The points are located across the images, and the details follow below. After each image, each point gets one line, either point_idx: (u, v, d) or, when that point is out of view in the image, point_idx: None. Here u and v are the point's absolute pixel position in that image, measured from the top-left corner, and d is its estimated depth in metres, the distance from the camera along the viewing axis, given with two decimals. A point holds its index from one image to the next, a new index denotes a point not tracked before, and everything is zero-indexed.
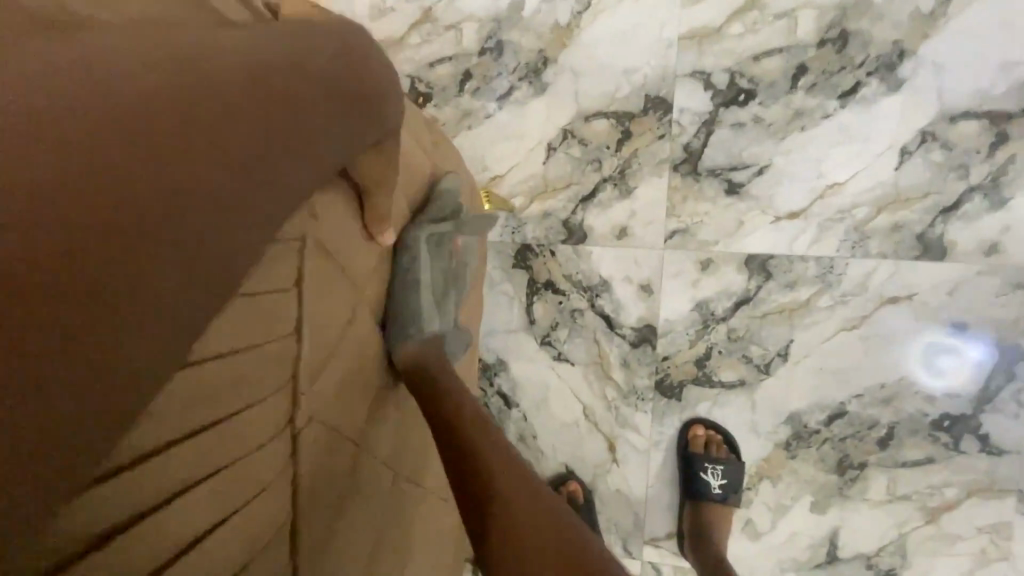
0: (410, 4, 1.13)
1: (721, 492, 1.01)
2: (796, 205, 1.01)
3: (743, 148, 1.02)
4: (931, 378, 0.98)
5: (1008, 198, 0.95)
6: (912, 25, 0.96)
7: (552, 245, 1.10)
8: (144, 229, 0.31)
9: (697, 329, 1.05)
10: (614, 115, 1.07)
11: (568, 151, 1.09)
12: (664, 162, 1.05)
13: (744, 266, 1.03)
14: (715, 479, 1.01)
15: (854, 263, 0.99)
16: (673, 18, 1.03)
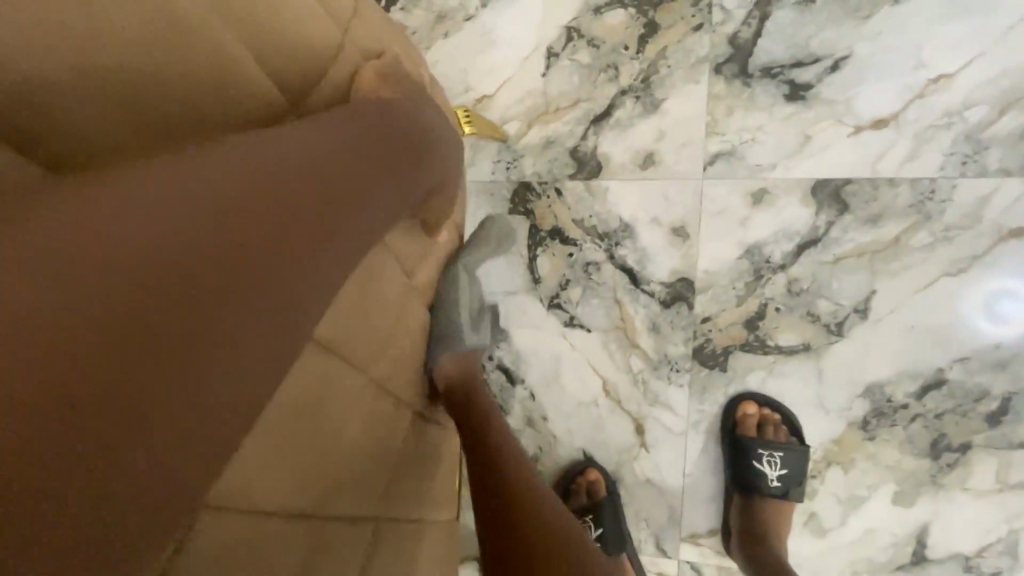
0: None
1: (779, 484, 0.81)
2: (884, 110, 0.75)
3: (813, 34, 0.75)
4: (980, 322, 0.76)
5: None
6: None
7: (558, 183, 0.86)
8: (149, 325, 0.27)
9: (747, 281, 0.82)
10: (634, 3, 0.81)
11: (573, 57, 0.84)
12: (703, 62, 0.79)
13: (811, 197, 0.78)
14: (772, 467, 0.81)
15: (963, 184, 0.74)
16: None
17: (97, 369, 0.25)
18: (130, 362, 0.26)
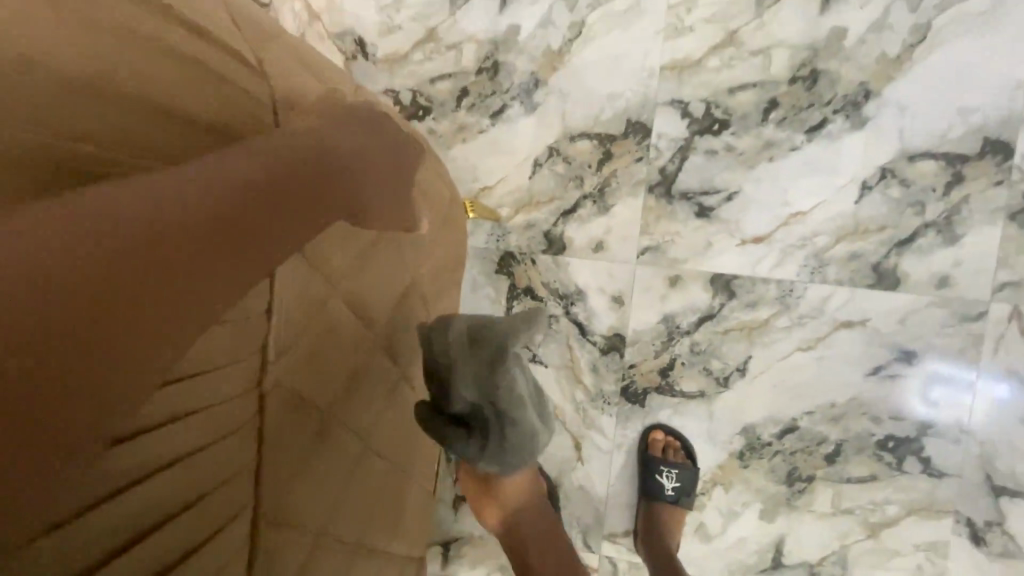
0: (416, 23, 1.23)
1: (675, 494, 1.09)
2: (761, 230, 1.08)
3: (716, 174, 1.09)
4: (924, 408, 1.03)
5: (961, 236, 1.00)
6: (878, 69, 1.02)
7: (533, 255, 1.18)
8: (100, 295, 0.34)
9: (662, 341, 1.12)
10: (597, 136, 1.14)
11: (552, 168, 1.17)
12: (641, 183, 1.12)
13: (710, 284, 1.10)
14: (670, 480, 1.08)
15: (812, 287, 1.06)
16: (656, 49, 1.11)
17: (69, 272, 0.33)
18: (92, 286, 0.34)
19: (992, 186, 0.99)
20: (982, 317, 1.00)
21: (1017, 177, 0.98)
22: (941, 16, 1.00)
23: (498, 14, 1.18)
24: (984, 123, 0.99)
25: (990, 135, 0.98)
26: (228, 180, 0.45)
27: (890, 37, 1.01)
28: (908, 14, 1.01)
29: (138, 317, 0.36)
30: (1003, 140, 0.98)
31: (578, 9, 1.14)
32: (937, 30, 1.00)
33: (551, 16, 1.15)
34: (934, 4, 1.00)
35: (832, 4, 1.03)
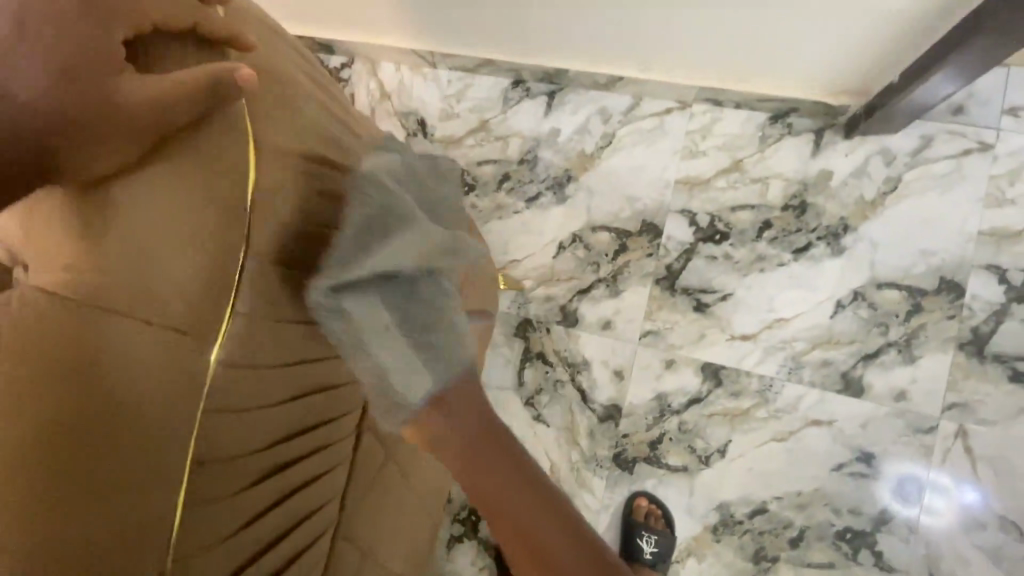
0: (472, 114, 1.44)
1: (652, 557, 1.20)
2: (748, 329, 1.24)
3: (714, 276, 1.27)
4: (877, 487, 1.16)
5: (918, 357, 1.16)
6: (856, 207, 1.22)
7: (549, 324, 1.33)
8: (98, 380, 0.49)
9: (654, 416, 1.26)
10: (615, 230, 1.33)
11: (574, 251, 1.34)
12: (649, 275, 1.30)
13: (701, 371, 1.25)
14: (648, 543, 1.19)
15: (789, 385, 1.21)
16: (673, 165, 1.31)
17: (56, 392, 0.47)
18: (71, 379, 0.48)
19: (945, 319, 1.16)
20: (933, 430, 1.15)
21: (967, 313, 1.15)
22: (911, 172, 1.20)
23: (543, 117, 1.39)
24: (942, 265, 1.17)
25: (946, 275, 1.16)
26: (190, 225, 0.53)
27: (868, 183, 1.21)
28: (884, 166, 1.21)
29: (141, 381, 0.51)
30: (957, 281, 1.16)
31: (611, 123, 1.35)
32: (907, 183, 1.20)
33: (588, 125, 1.36)
34: (905, 161, 1.20)
35: (822, 149, 1.24)
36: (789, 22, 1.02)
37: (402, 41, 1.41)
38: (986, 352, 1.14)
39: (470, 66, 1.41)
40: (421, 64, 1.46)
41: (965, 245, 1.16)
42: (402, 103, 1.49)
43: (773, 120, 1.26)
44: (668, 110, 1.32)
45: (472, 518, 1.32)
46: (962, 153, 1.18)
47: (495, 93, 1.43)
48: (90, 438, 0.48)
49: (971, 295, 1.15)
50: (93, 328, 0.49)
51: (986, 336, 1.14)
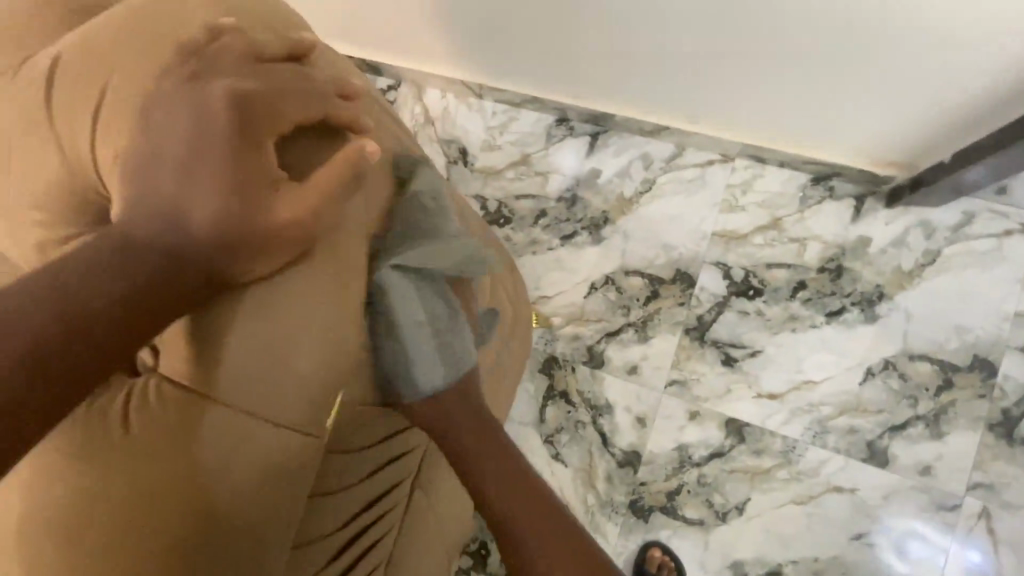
0: (514, 147, 1.45)
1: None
2: (776, 388, 1.24)
3: (745, 332, 1.27)
4: (896, 560, 1.15)
5: (945, 433, 1.16)
6: (892, 276, 1.22)
7: (574, 364, 1.33)
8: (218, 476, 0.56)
9: (674, 466, 1.25)
10: (649, 276, 1.33)
11: (605, 293, 1.35)
12: (679, 324, 1.30)
13: (724, 426, 1.25)
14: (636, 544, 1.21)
15: (812, 449, 1.21)
16: (711, 217, 1.32)
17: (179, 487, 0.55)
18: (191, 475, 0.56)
19: (976, 397, 1.16)
20: (956, 508, 1.14)
21: (998, 393, 1.15)
22: (950, 247, 1.20)
23: (584, 156, 1.40)
24: (976, 343, 1.17)
25: (979, 353, 1.17)
26: (293, 324, 0.58)
27: (906, 254, 1.22)
28: (924, 238, 1.21)
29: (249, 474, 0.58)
30: (990, 360, 1.16)
31: (652, 169, 1.36)
32: (946, 257, 1.20)
33: (629, 169, 1.37)
34: (945, 236, 1.20)
35: (863, 216, 1.25)
36: (856, 92, 1.03)
37: (452, 71, 1.42)
38: (1015, 435, 1.14)
39: (516, 101, 1.43)
40: (467, 94, 1.47)
41: (1000, 325, 1.17)
42: (444, 130, 1.50)
43: (815, 182, 1.27)
44: (711, 162, 1.33)
45: (481, 552, 1.31)
46: (1003, 233, 1.18)
47: (538, 128, 1.44)
48: (206, 535, 0.56)
49: (1003, 376, 1.15)
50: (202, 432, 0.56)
51: (1016, 419, 1.14)
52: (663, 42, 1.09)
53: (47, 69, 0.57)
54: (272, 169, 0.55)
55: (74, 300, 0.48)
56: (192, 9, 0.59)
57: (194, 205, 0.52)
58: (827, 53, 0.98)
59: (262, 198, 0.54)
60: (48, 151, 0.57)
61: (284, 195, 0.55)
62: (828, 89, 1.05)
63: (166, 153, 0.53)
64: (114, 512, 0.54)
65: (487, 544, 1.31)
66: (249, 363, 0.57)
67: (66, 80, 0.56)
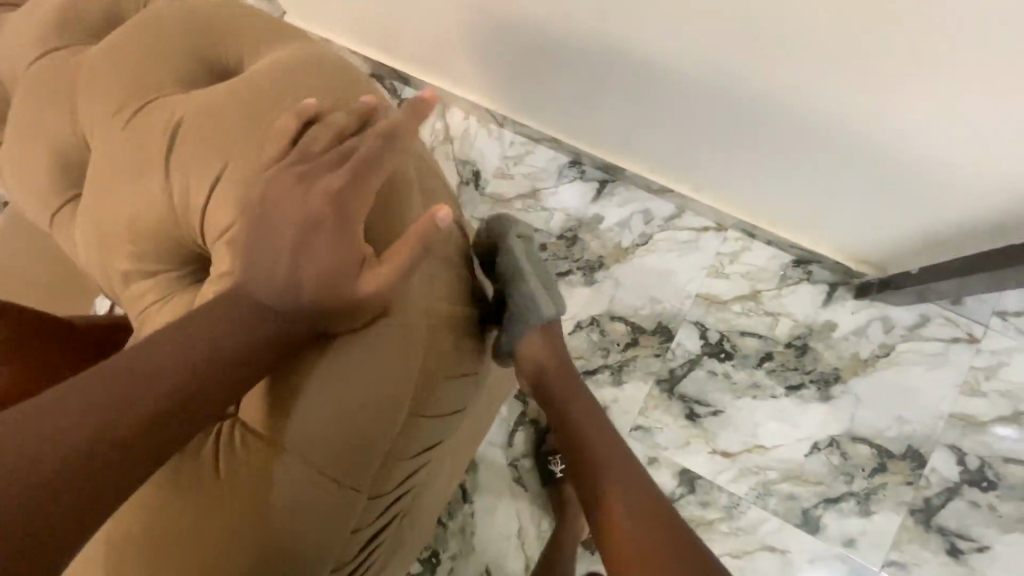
0: (526, 179, 1.51)
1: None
2: (730, 448, 1.33)
3: (710, 390, 1.36)
4: None
5: (873, 511, 1.27)
6: (850, 362, 1.33)
7: None
8: (294, 517, 0.64)
9: None
10: (631, 323, 1.41)
11: (589, 333, 1.42)
12: (652, 373, 1.39)
13: (678, 475, 1.34)
14: (557, 464, 1.35)
15: (754, 508, 1.31)
16: (698, 279, 1.41)
17: (260, 525, 0.63)
18: (273, 514, 0.63)
19: (904, 483, 1.28)
20: None
21: (923, 483, 1.27)
22: (904, 344, 1.32)
23: (590, 200, 1.48)
24: (912, 434, 1.29)
25: (913, 444, 1.29)
26: (371, 392, 0.64)
27: (865, 343, 1.33)
28: (883, 332, 1.33)
29: (321, 517, 0.65)
30: (921, 451, 1.28)
31: (651, 225, 1.44)
32: (899, 352, 1.32)
33: (630, 221, 1.45)
34: (902, 333, 1.32)
35: (833, 301, 1.35)
36: (846, 201, 1.15)
37: (480, 98, 1.48)
38: (932, 523, 1.26)
39: (535, 136, 1.49)
40: (489, 120, 1.52)
41: (935, 422, 1.29)
42: (460, 150, 1.55)
43: (796, 264, 1.38)
44: (705, 228, 1.42)
45: (432, 560, 1.37)
46: (952, 340, 1.31)
47: (552, 166, 1.50)
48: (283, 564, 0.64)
49: (930, 467, 1.28)
50: (284, 478, 0.63)
51: (935, 508, 1.26)
52: (683, 119, 1.17)
53: (172, 127, 0.65)
54: (359, 250, 0.62)
55: (196, 360, 0.59)
56: (293, 86, 0.67)
57: (298, 281, 0.61)
58: (828, 162, 1.09)
59: (350, 277, 0.61)
60: (157, 195, 0.65)
61: (366, 275, 0.62)
62: (824, 192, 1.16)
63: (265, 234, 0.60)
64: (204, 538, 0.63)
65: (439, 552, 1.37)
66: (330, 422, 0.64)
67: (187, 144, 0.65)
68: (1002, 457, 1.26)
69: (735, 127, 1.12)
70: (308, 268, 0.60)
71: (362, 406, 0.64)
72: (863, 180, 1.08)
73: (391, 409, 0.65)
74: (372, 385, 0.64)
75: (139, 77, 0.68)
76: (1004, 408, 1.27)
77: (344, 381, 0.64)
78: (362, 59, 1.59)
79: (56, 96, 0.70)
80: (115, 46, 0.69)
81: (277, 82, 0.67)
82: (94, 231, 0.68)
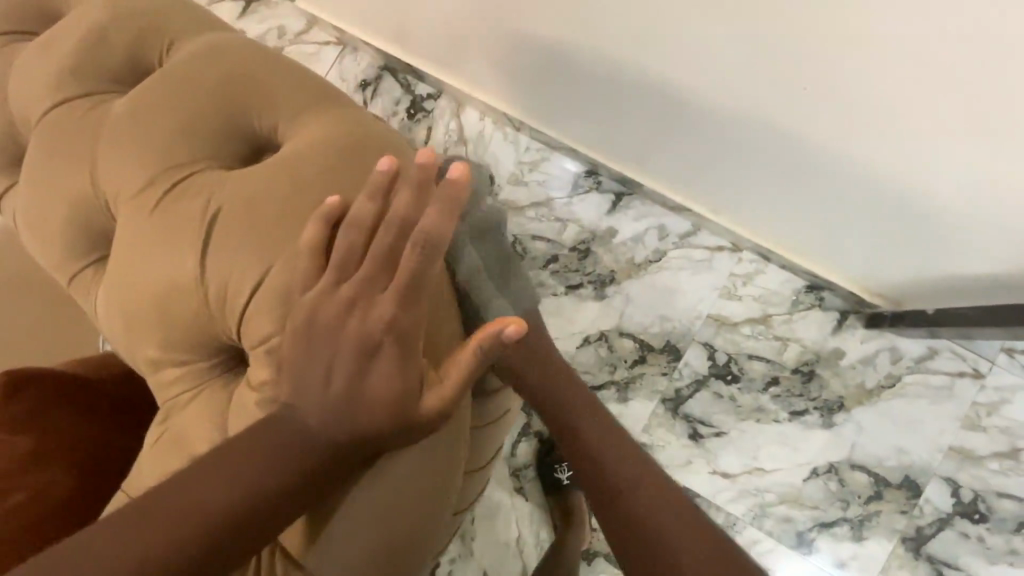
0: (540, 188, 1.48)
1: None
2: (730, 469, 1.35)
3: (715, 412, 1.37)
4: None
5: (865, 537, 1.30)
6: (855, 391, 1.34)
7: None
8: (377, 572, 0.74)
9: None
10: (640, 340, 1.41)
11: (597, 348, 1.42)
12: (658, 392, 1.39)
13: None
14: (563, 472, 1.35)
15: (750, 528, 1.33)
16: (709, 299, 1.40)
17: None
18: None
19: (898, 511, 1.30)
20: None
21: (917, 512, 1.30)
22: (910, 375, 1.33)
23: (604, 213, 1.45)
24: (910, 464, 1.31)
25: (910, 474, 1.31)
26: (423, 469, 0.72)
27: (871, 373, 1.34)
28: (890, 362, 1.33)
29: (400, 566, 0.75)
30: (917, 481, 1.31)
31: (666, 241, 1.42)
32: (904, 383, 1.33)
33: (644, 236, 1.43)
34: (909, 364, 1.33)
35: (843, 329, 1.35)
36: (862, 245, 1.14)
37: (497, 101, 1.44)
38: (921, 551, 1.29)
39: (552, 142, 1.46)
40: (505, 123, 1.49)
41: (934, 453, 1.31)
42: (475, 152, 1.51)
43: (809, 290, 1.37)
44: (721, 247, 1.40)
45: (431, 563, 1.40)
46: (957, 373, 1.31)
47: (567, 175, 1.47)
48: None
49: (925, 497, 1.30)
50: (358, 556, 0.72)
51: (927, 537, 1.29)
52: (703, 148, 1.15)
53: (208, 216, 0.71)
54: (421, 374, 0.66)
55: (251, 487, 0.63)
56: (307, 176, 0.72)
57: (363, 413, 0.64)
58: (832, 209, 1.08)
59: (418, 397, 0.66)
60: (187, 276, 0.70)
61: (433, 391, 0.66)
62: (846, 234, 1.14)
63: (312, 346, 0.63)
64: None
65: (438, 557, 1.40)
66: (396, 503, 0.71)
67: (219, 232, 0.71)
68: (995, 492, 1.28)
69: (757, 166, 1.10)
70: (348, 378, 0.63)
71: (421, 482, 0.73)
72: (882, 231, 1.06)
73: (444, 477, 0.75)
74: (426, 465, 0.73)
75: (161, 156, 0.75)
76: (1002, 444, 1.29)
77: (378, 497, 0.70)
78: (375, 51, 1.53)
79: (83, 160, 0.78)
80: (139, 117, 0.76)
81: (300, 164, 0.73)
82: (116, 300, 0.75)
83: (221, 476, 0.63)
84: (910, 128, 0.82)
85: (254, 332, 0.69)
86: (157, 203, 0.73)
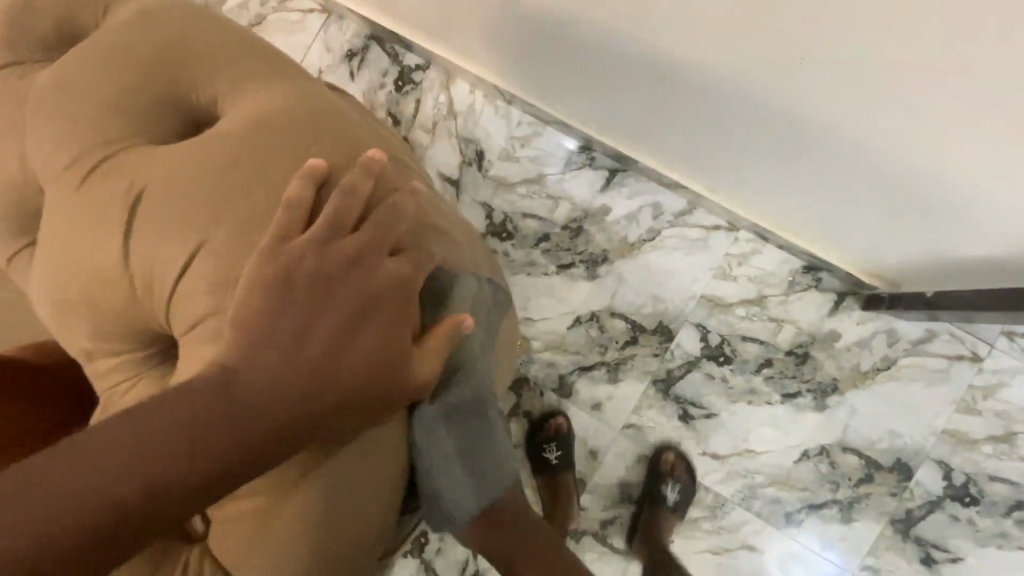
0: (531, 163, 1.43)
1: (673, 504, 1.30)
2: (720, 450, 1.34)
3: (706, 393, 1.36)
4: None
5: (854, 518, 1.30)
6: (849, 373, 1.32)
7: (543, 388, 1.41)
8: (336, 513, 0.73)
9: (613, 500, 1.37)
10: (632, 321, 1.39)
11: (588, 329, 1.40)
12: (648, 373, 1.38)
13: None
14: (551, 453, 1.35)
15: (738, 509, 1.33)
16: (703, 279, 1.37)
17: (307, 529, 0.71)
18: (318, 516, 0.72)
19: (888, 493, 1.30)
20: None
21: (907, 494, 1.29)
22: (906, 358, 1.30)
23: (598, 190, 1.41)
24: (903, 447, 1.30)
25: (902, 457, 1.30)
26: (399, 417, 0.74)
27: (867, 356, 1.31)
28: (887, 345, 1.31)
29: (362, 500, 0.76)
30: (909, 465, 1.29)
31: (660, 220, 1.38)
32: (900, 366, 1.30)
33: (638, 214, 1.39)
34: (906, 347, 1.30)
35: (839, 311, 1.32)
36: (858, 225, 1.11)
37: (488, 73, 1.39)
38: (910, 533, 1.29)
39: (544, 116, 1.41)
40: (496, 96, 1.43)
41: (927, 437, 1.29)
42: (465, 126, 1.46)
43: (806, 270, 1.33)
44: (717, 226, 1.36)
45: (421, 539, 1.42)
46: (955, 357, 1.29)
47: (560, 150, 1.42)
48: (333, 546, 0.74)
49: (915, 480, 1.29)
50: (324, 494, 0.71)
51: (915, 519, 1.29)
52: (697, 124, 1.10)
53: (132, 194, 0.69)
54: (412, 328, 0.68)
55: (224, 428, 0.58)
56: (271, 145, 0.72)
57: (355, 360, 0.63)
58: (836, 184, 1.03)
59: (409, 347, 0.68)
60: (111, 260, 0.68)
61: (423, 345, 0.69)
62: (845, 215, 1.10)
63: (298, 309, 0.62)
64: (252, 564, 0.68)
65: (427, 534, 1.42)
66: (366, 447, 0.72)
67: (143, 210, 0.69)
68: (987, 475, 1.27)
69: (754, 143, 1.06)
70: (337, 331, 0.62)
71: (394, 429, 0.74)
72: (882, 211, 1.02)
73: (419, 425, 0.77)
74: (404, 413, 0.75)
75: (89, 135, 0.73)
76: (997, 428, 1.27)
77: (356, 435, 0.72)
78: (361, 20, 1.47)
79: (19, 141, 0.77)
80: (66, 95, 0.75)
81: (261, 132, 0.72)
82: (48, 286, 0.73)
83: (185, 433, 0.56)
84: (905, 106, 0.78)
85: (190, 323, 0.67)
86: (86, 175, 0.72)
